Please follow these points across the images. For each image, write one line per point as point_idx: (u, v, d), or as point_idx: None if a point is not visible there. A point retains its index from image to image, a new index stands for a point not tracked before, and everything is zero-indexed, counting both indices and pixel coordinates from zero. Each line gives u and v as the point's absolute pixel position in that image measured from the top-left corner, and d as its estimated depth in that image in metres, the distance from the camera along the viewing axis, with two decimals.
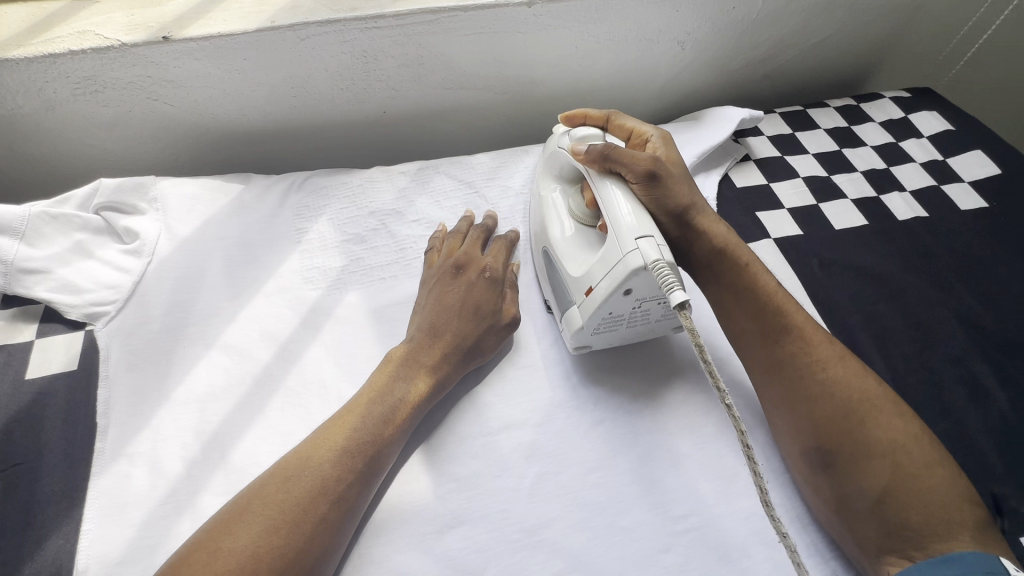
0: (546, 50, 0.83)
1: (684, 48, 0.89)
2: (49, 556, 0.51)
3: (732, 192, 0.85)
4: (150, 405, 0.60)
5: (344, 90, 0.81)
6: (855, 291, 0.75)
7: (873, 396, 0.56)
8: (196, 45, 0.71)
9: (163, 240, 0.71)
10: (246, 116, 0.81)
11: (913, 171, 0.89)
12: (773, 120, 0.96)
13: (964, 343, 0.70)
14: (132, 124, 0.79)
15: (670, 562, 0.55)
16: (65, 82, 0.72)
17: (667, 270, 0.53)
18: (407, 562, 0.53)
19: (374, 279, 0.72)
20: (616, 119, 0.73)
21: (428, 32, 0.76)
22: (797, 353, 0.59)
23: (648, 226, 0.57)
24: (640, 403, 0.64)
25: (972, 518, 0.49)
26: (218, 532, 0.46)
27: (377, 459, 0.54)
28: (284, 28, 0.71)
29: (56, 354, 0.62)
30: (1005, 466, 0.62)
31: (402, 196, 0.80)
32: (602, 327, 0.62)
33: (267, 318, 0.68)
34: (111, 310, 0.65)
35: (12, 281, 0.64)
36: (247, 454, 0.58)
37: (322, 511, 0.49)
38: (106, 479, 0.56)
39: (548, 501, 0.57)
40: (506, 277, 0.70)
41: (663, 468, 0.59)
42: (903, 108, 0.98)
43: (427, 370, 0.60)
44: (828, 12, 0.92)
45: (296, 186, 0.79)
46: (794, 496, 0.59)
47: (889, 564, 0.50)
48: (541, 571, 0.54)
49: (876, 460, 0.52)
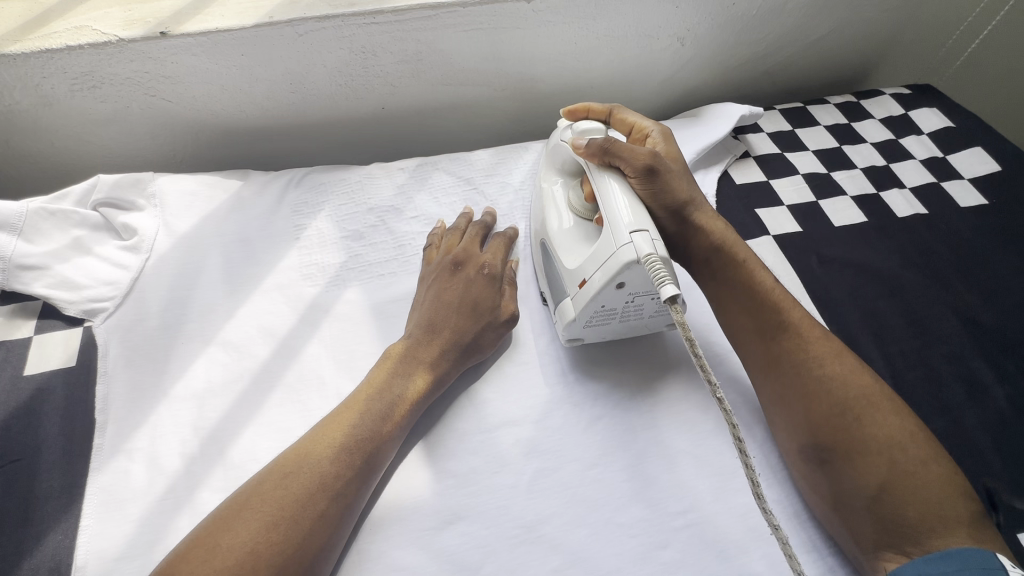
0: (545, 46, 0.83)
1: (684, 43, 0.89)
2: (47, 552, 0.51)
3: (731, 188, 0.85)
4: (149, 400, 0.60)
5: (343, 87, 0.81)
6: (854, 289, 0.75)
7: (870, 393, 0.56)
8: (194, 41, 0.70)
9: (161, 237, 0.71)
10: (244, 112, 0.81)
11: (913, 167, 0.89)
12: (773, 116, 0.95)
13: (963, 340, 0.70)
14: (131, 121, 0.79)
15: (668, 557, 0.55)
16: (63, 78, 0.71)
17: (660, 264, 0.53)
18: (406, 557, 0.54)
19: (373, 275, 0.72)
20: (619, 113, 0.73)
21: (426, 28, 0.76)
22: (794, 350, 0.59)
23: (643, 221, 0.57)
24: (639, 399, 0.64)
25: (968, 514, 0.49)
26: (216, 529, 0.46)
27: (375, 455, 0.54)
28: (282, 23, 0.71)
29: (54, 350, 0.62)
30: (1003, 462, 0.62)
31: (402, 192, 0.80)
32: (594, 320, 0.62)
33: (266, 314, 0.68)
34: (109, 306, 0.65)
35: (11, 278, 0.64)
36: (246, 451, 0.58)
37: (321, 506, 0.49)
38: (105, 475, 0.56)
39: (547, 496, 0.57)
40: (506, 273, 0.69)
41: (662, 466, 0.59)
42: (903, 106, 0.98)
43: (427, 366, 0.60)
44: (828, 8, 0.92)
45: (294, 182, 0.79)
46: (793, 492, 0.59)
47: (884, 560, 0.50)
48: (539, 567, 0.54)
49: (872, 458, 0.52)
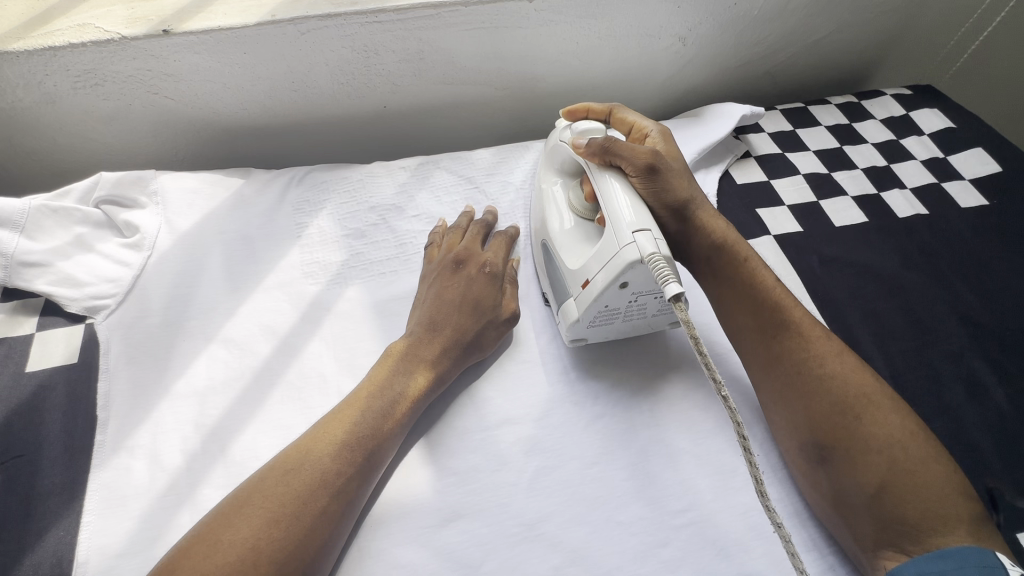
0: (546, 46, 0.83)
1: (684, 44, 0.89)
2: (49, 548, 0.51)
3: (732, 188, 0.85)
4: (151, 396, 0.60)
5: (344, 86, 0.81)
6: (854, 289, 0.75)
7: (871, 392, 0.56)
8: (197, 38, 0.71)
9: (163, 234, 0.71)
10: (245, 111, 0.81)
11: (914, 168, 0.89)
12: (773, 116, 0.95)
13: (964, 340, 0.70)
14: (132, 118, 0.79)
15: (668, 556, 0.55)
16: (66, 75, 0.72)
17: (663, 262, 0.53)
18: (407, 555, 0.54)
19: (374, 273, 0.72)
20: (618, 113, 0.73)
21: (428, 27, 0.76)
22: (795, 349, 0.59)
23: (646, 220, 0.58)
24: (639, 398, 0.64)
25: (968, 514, 0.49)
26: (219, 524, 0.46)
27: (377, 452, 0.54)
28: (284, 22, 0.71)
29: (56, 347, 0.62)
30: (1003, 461, 0.62)
31: (403, 191, 0.80)
32: (598, 320, 0.62)
33: (267, 312, 0.68)
34: (111, 303, 0.65)
35: (12, 275, 0.64)
36: (247, 448, 0.58)
37: (322, 503, 0.49)
38: (107, 471, 0.56)
39: (547, 494, 0.57)
40: (506, 272, 0.70)
41: (662, 464, 0.60)
42: (903, 106, 0.98)
43: (427, 364, 0.60)
44: (828, 9, 0.92)
45: (296, 181, 0.79)
46: (793, 492, 0.59)
47: (884, 559, 0.50)
48: (539, 565, 0.54)
49: (872, 457, 0.53)
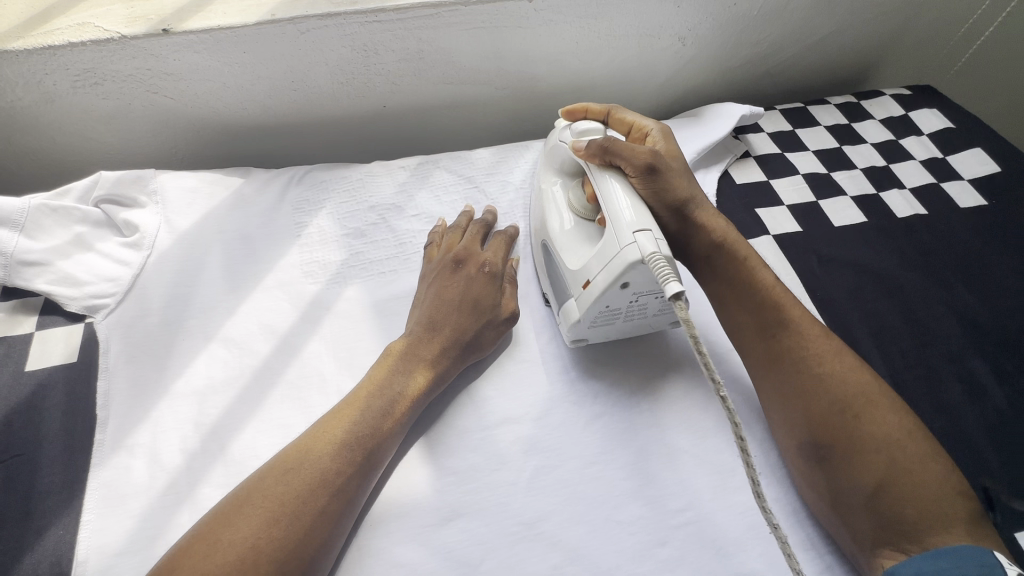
0: (546, 46, 0.83)
1: (684, 43, 0.89)
2: (49, 546, 0.51)
3: (731, 188, 0.85)
4: (151, 395, 0.60)
5: (344, 85, 0.81)
6: (853, 289, 0.75)
7: (869, 392, 0.56)
8: (196, 37, 0.71)
9: (162, 233, 0.71)
10: (245, 110, 0.81)
11: (913, 168, 0.89)
12: (773, 116, 0.96)
13: (962, 340, 0.71)
14: (132, 117, 0.79)
15: (667, 555, 0.55)
16: (65, 75, 0.72)
17: (665, 263, 0.53)
18: (407, 553, 0.54)
19: (374, 273, 0.72)
20: (617, 113, 0.73)
21: (427, 26, 0.76)
22: (796, 347, 0.59)
23: (646, 220, 0.58)
24: (639, 397, 0.64)
25: (964, 512, 0.49)
26: (218, 523, 0.46)
27: (376, 452, 0.54)
28: (284, 21, 0.71)
29: (56, 346, 0.62)
30: (1002, 461, 0.62)
31: (402, 190, 0.80)
32: (599, 321, 0.62)
33: (266, 311, 0.68)
34: (111, 302, 0.65)
35: (12, 274, 0.64)
36: (247, 447, 0.58)
37: (322, 502, 0.49)
38: (106, 470, 0.56)
39: (546, 493, 0.57)
40: (505, 272, 0.70)
41: (661, 464, 0.60)
42: (903, 106, 0.98)
43: (427, 364, 0.60)
44: (828, 9, 0.92)
45: (296, 180, 0.79)
46: (791, 492, 0.59)
47: (882, 558, 0.50)
48: (538, 564, 0.54)
49: (870, 456, 0.53)
